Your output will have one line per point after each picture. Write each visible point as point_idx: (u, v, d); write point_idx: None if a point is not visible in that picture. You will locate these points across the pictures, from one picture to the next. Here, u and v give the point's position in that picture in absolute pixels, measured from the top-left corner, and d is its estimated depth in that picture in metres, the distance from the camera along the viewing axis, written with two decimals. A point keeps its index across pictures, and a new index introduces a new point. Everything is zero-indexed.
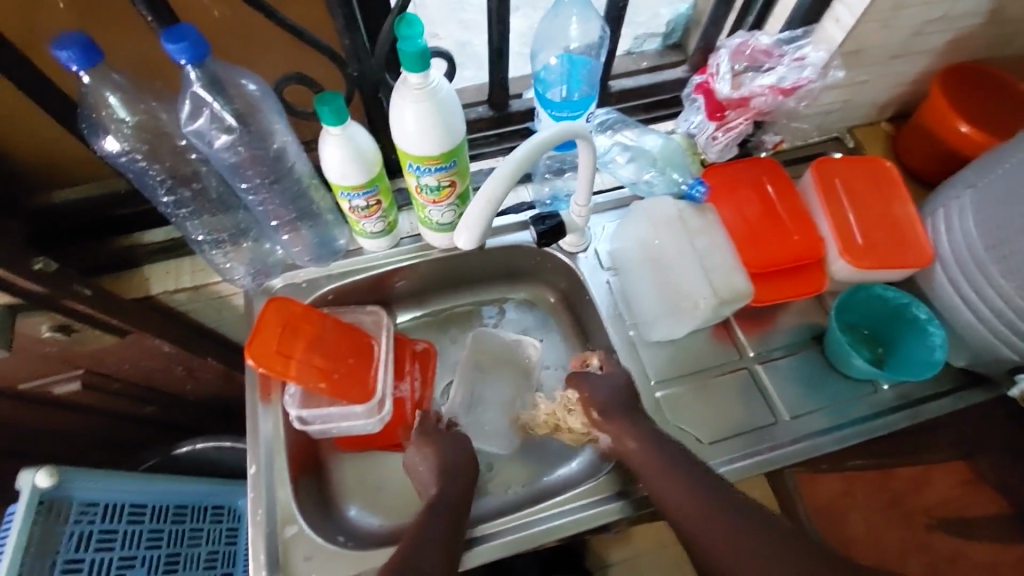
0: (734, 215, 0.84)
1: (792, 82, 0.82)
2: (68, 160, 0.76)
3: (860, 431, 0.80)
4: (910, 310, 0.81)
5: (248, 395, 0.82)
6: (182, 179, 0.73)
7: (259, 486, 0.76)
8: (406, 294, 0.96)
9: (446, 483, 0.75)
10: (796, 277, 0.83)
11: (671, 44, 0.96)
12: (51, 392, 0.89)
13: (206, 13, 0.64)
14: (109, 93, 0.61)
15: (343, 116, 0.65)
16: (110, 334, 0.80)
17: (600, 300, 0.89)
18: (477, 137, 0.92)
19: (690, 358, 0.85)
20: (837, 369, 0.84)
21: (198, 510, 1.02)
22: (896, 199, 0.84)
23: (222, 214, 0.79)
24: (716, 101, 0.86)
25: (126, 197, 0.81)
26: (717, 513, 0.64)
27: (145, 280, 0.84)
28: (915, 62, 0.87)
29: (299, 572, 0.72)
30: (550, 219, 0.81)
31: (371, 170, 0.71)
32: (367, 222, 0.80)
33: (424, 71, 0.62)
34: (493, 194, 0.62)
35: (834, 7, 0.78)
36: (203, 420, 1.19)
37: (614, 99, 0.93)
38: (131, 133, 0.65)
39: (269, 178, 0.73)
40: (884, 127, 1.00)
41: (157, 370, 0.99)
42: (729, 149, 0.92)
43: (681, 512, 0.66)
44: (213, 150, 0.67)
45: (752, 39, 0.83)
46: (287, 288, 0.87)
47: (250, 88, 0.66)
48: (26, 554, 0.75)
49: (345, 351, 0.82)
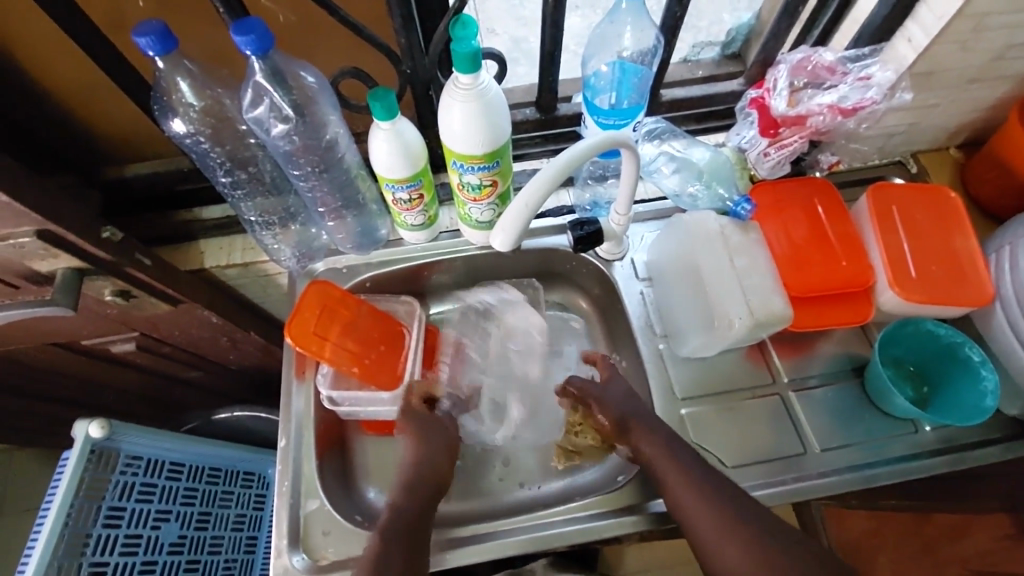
0: (780, 235, 0.81)
1: (854, 102, 0.78)
2: (143, 138, 0.82)
3: (894, 472, 0.76)
4: (963, 350, 0.76)
5: (285, 370, 0.86)
6: (240, 162, 0.77)
7: (287, 458, 0.80)
8: (442, 286, 0.97)
9: (405, 496, 0.68)
10: (838, 304, 0.80)
11: (730, 53, 0.93)
12: (111, 348, 0.93)
13: (272, 16, 0.69)
14: (181, 78, 0.65)
15: (393, 111, 0.67)
16: (165, 304, 0.83)
17: (632, 309, 0.88)
18: (523, 137, 0.93)
19: (720, 378, 0.83)
20: (876, 404, 0.81)
21: (230, 475, 1.07)
22: (957, 232, 0.80)
23: (273, 197, 0.83)
24: (771, 117, 0.83)
25: (189, 175, 0.86)
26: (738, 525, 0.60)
27: (200, 253, 0.90)
28: (994, 87, 0.82)
29: (318, 545, 0.75)
30: (589, 225, 0.81)
31: (416, 164, 0.73)
32: (408, 214, 0.82)
33: (475, 72, 0.63)
34: (532, 198, 0.63)
35: (907, 26, 0.74)
36: (246, 390, 1.25)
37: (664, 108, 0.91)
38: (197, 116, 0.69)
39: (320, 167, 0.76)
40: (952, 154, 0.94)
41: (205, 340, 1.00)
42: (780, 167, 0.88)
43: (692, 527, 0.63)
44: (270, 136, 0.71)
45: (815, 55, 0.81)
46: (329, 272, 0.90)
47: (309, 80, 0.69)
48: (77, 495, 0.81)
49: (376, 338, 0.84)
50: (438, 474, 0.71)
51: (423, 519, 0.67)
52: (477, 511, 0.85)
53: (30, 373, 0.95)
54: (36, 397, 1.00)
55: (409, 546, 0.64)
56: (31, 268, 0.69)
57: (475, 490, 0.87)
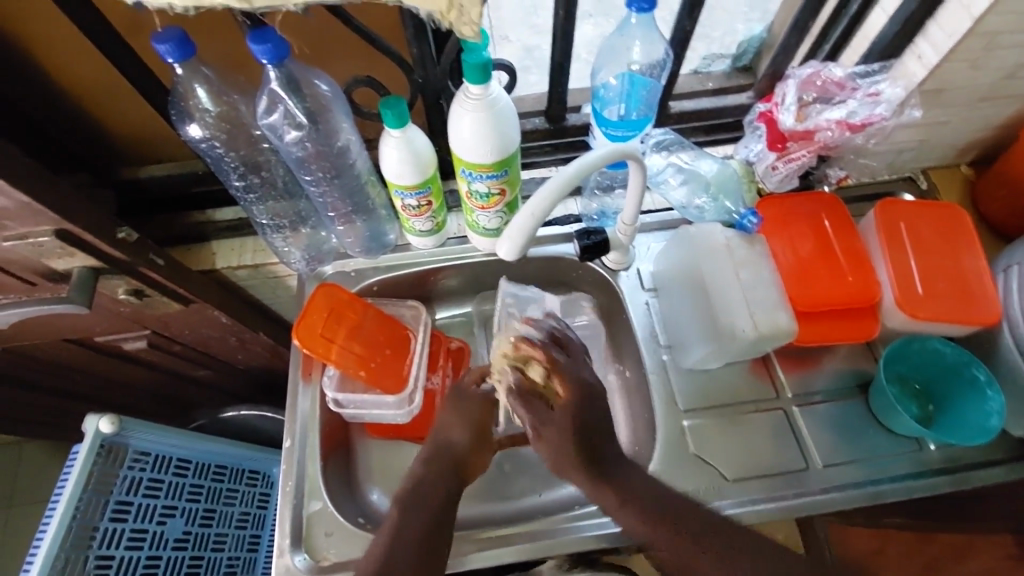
0: (786, 249, 0.82)
1: (862, 117, 0.78)
2: (158, 140, 0.84)
3: (897, 490, 0.76)
4: (968, 369, 0.76)
5: (291, 372, 0.87)
6: (254, 166, 0.79)
7: (291, 458, 0.81)
8: (449, 292, 0.97)
9: (426, 467, 0.69)
10: (844, 320, 0.80)
11: (741, 66, 0.93)
12: (123, 345, 0.95)
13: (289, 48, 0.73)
14: (198, 85, 0.67)
15: (404, 120, 0.68)
16: (177, 303, 0.85)
17: (637, 319, 0.88)
18: (532, 146, 0.93)
19: (725, 391, 0.83)
20: (881, 421, 0.80)
21: (236, 473, 1.08)
22: (967, 250, 0.80)
23: (285, 201, 0.84)
24: (779, 131, 0.83)
25: (203, 177, 0.87)
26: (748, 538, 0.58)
27: (212, 254, 0.92)
28: (1005, 105, 0.82)
29: (320, 547, 0.76)
30: (595, 235, 0.81)
31: (425, 171, 0.74)
32: (417, 220, 0.83)
33: (485, 82, 0.65)
34: (539, 207, 0.63)
35: (917, 43, 0.74)
36: (253, 390, 1.26)
37: (673, 120, 0.92)
38: (213, 121, 0.71)
39: (331, 173, 0.78)
40: (962, 171, 0.94)
41: (214, 339, 1.01)
42: (789, 180, 0.88)
43: (670, 532, 0.64)
44: (284, 143, 0.72)
45: (824, 70, 0.80)
46: (338, 276, 0.91)
47: (323, 88, 0.70)
48: (86, 489, 0.83)
49: (382, 342, 0.85)
50: (458, 454, 0.70)
51: (446, 510, 0.67)
52: (478, 517, 0.86)
53: (43, 367, 0.96)
54: (47, 390, 1.02)
55: (421, 552, 0.64)
56: (47, 265, 0.71)
57: (475, 496, 0.87)
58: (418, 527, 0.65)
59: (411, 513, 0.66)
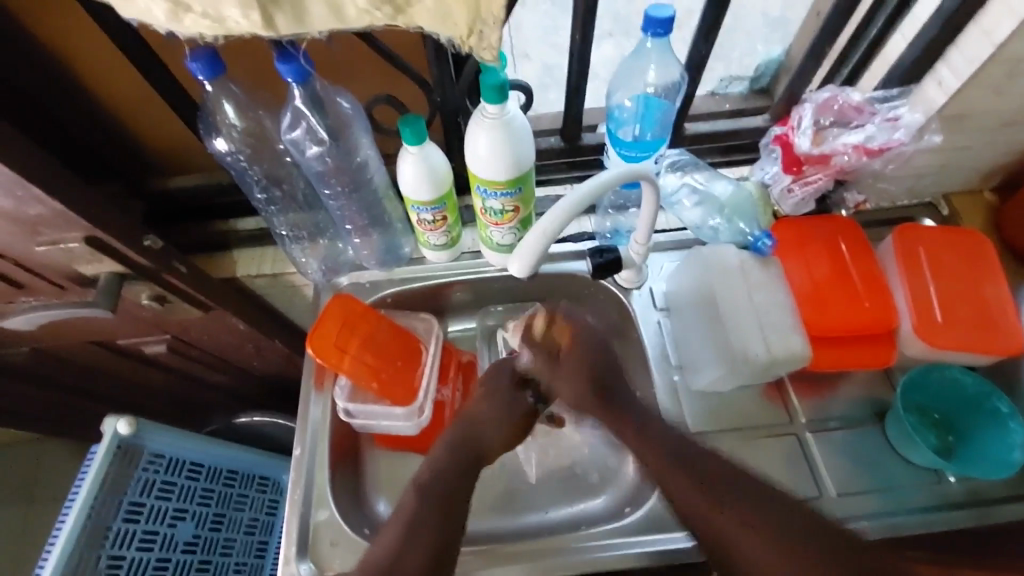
0: (802, 273, 0.81)
1: (880, 142, 0.78)
2: (188, 154, 0.87)
3: (916, 522, 0.74)
4: (990, 400, 0.75)
5: (304, 380, 0.88)
6: (276, 180, 0.82)
7: (300, 467, 0.82)
8: (461, 305, 0.98)
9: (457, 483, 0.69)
10: (860, 347, 0.78)
11: (758, 88, 0.94)
12: (144, 348, 0.97)
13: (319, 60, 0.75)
14: (226, 101, 0.70)
15: (422, 137, 0.69)
16: (197, 309, 0.87)
17: (648, 339, 0.87)
18: (547, 164, 0.94)
19: (738, 415, 0.82)
20: (898, 450, 0.78)
21: (247, 479, 1.10)
22: (988, 279, 0.78)
23: (304, 212, 0.87)
24: (795, 154, 0.82)
25: (227, 188, 0.90)
26: (784, 544, 0.55)
27: (234, 262, 0.95)
28: None
29: (325, 557, 0.77)
30: (608, 253, 0.81)
31: (441, 188, 0.75)
32: (432, 234, 0.84)
33: (502, 102, 0.66)
34: (550, 226, 0.64)
35: (937, 68, 0.73)
36: (267, 396, 1.28)
37: (687, 141, 0.92)
38: (239, 135, 0.74)
39: (350, 187, 0.80)
40: (987, 197, 0.92)
41: (231, 345, 1.04)
42: (805, 203, 0.88)
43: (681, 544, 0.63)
44: (306, 157, 0.75)
45: (842, 94, 0.80)
46: (353, 287, 0.92)
47: (345, 106, 0.73)
48: (101, 489, 0.84)
49: (394, 354, 0.86)
50: (480, 449, 0.72)
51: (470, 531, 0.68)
52: (484, 533, 0.85)
53: (68, 367, 1.00)
54: (70, 390, 1.05)
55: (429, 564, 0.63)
56: (77, 271, 0.74)
57: (483, 511, 0.87)
58: (437, 524, 0.65)
59: (419, 519, 0.65)
